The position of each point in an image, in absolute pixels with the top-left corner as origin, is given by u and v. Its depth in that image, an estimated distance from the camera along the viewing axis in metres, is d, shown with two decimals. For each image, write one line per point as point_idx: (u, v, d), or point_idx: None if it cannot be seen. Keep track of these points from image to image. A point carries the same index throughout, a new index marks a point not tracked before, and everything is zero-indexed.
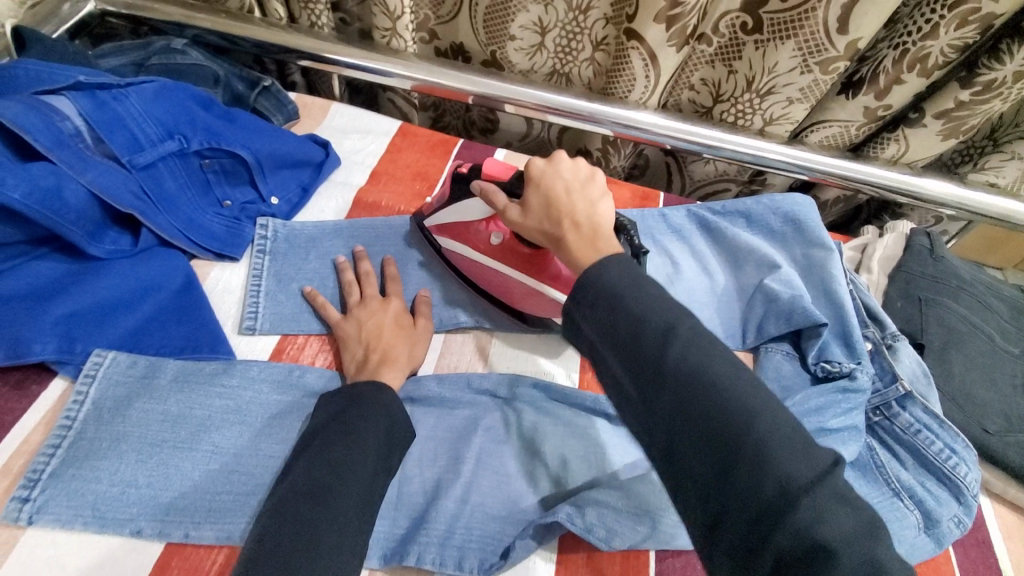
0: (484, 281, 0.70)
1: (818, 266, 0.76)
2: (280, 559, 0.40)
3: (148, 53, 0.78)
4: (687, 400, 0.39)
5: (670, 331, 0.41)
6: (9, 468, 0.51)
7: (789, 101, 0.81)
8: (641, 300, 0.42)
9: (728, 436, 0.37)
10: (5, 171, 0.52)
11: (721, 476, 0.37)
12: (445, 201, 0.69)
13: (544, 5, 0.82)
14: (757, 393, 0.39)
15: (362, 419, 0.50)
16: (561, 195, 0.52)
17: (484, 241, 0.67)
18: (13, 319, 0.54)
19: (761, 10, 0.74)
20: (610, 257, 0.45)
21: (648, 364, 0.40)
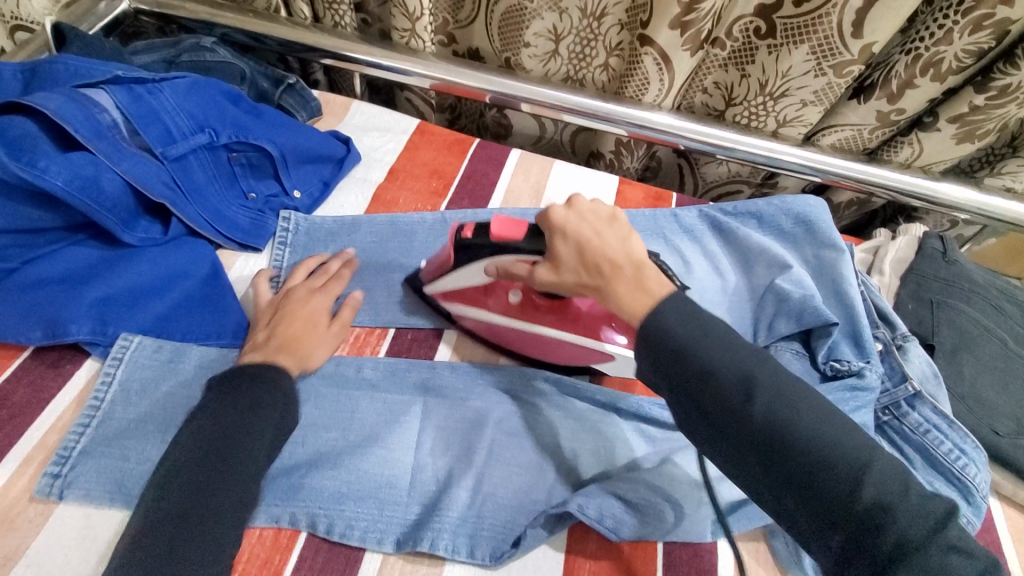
0: (504, 339, 0.67)
1: (829, 266, 0.77)
2: (158, 537, 0.42)
3: (179, 50, 0.81)
4: (784, 453, 0.42)
5: (753, 385, 0.43)
6: (44, 443, 0.54)
7: (803, 104, 0.82)
8: (723, 358, 0.44)
9: (835, 486, 0.40)
10: (48, 158, 0.55)
11: (832, 522, 0.40)
12: (448, 268, 0.64)
13: (559, 13, 0.83)
14: (851, 438, 0.42)
15: (254, 401, 0.51)
16: (592, 240, 0.51)
17: (503, 303, 0.65)
18: (50, 300, 0.57)
19: (776, 15, 0.75)
20: (665, 307, 0.47)
21: (738, 422, 0.43)
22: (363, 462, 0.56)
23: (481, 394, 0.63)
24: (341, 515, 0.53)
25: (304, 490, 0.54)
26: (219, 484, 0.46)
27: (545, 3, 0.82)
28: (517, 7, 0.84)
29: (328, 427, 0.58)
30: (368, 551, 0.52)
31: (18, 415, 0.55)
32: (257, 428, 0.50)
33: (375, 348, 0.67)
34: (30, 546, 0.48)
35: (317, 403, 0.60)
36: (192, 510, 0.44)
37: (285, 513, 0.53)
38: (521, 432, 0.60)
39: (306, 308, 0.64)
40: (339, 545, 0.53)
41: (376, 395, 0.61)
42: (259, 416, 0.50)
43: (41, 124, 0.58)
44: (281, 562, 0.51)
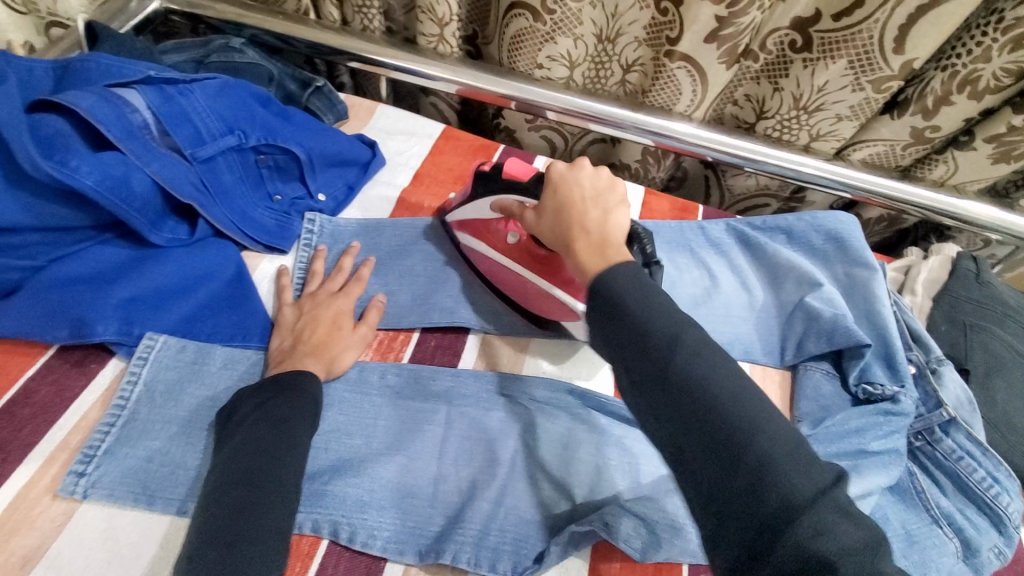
0: (501, 282, 0.70)
1: (861, 285, 0.75)
2: (216, 545, 0.42)
3: (208, 51, 0.81)
4: (689, 409, 0.39)
5: (675, 340, 0.41)
6: (67, 443, 0.53)
7: (837, 118, 0.81)
8: (646, 308, 0.43)
9: (728, 448, 0.37)
10: (76, 155, 0.55)
11: (721, 484, 0.37)
12: (466, 200, 0.70)
13: (573, 38, 0.82)
14: (760, 408, 0.39)
15: (289, 406, 0.51)
16: (576, 201, 0.54)
17: (501, 241, 0.68)
18: (76, 300, 0.57)
19: (813, 29, 0.74)
20: (617, 270, 0.46)
21: (651, 374, 0.41)
22: (385, 471, 0.55)
23: (505, 405, 0.62)
24: (363, 524, 0.52)
25: (326, 497, 0.53)
26: (261, 498, 0.45)
27: (557, 26, 0.80)
28: (528, 30, 0.82)
29: (351, 434, 0.58)
30: (389, 561, 0.52)
31: (43, 412, 0.55)
32: (293, 441, 0.49)
33: (399, 353, 0.66)
34: (52, 546, 0.48)
35: (341, 409, 0.59)
36: (241, 524, 0.43)
37: (307, 520, 0.52)
38: (545, 445, 0.59)
39: (327, 311, 0.64)
40: (360, 555, 0.52)
41: (399, 402, 0.61)
42: (292, 427, 0.50)
43: (73, 123, 0.58)
44: (302, 569, 0.50)
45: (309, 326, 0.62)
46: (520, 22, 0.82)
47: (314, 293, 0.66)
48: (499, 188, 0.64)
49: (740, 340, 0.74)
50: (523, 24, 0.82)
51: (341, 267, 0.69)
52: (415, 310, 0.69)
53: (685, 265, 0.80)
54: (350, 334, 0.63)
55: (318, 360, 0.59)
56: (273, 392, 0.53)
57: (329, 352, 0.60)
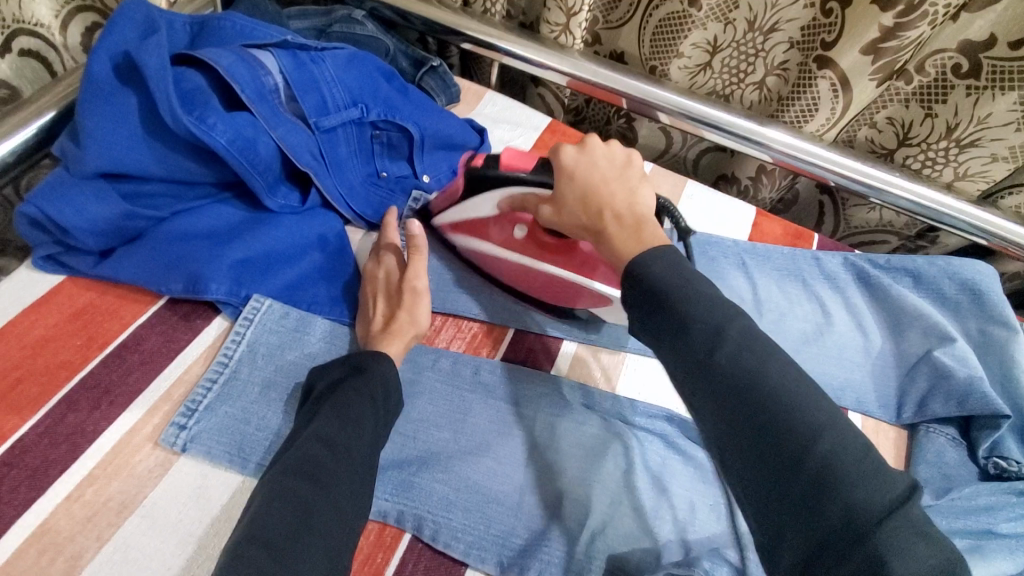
0: (517, 279, 0.65)
1: (997, 346, 0.68)
2: (271, 541, 0.38)
3: (331, 20, 0.80)
4: (736, 405, 0.37)
5: (721, 335, 0.39)
6: (170, 395, 0.54)
7: (992, 158, 0.73)
8: (689, 300, 0.40)
9: (786, 449, 0.35)
10: (216, 114, 0.56)
11: (778, 488, 0.35)
12: (455, 199, 0.66)
13: (724, 24, 0.76)
14: (817, 403, 0.36)
15: (355, 394, 0.49)
16: (605, 183, 0.50)
17: (505, 236, 0.63)
18: (196, 256, 0.58)
19: (984, 55, 0.66)
20: (655, 260, 0.43)
21: (697, 372, 0.39)
22: (473, 471, 0.54)
23: (598, 420, 0.59)
24: (447, 524, 0.50)
25: (413, 489, 0.52)
26: (322, 497, 0.42)
27: (712, 13, 0.75)
28: (679, 14, 0.77)
29: (440, 426, 0.56)
30: (470, 567, 0.50)
31: (149, 362, 0.55)
32: (360, 434, 0.47)
33: (491, 349, 0.64)
34: (148, 496, 0.49)
35: (432, 399, 0.58)
36: (298, 523, 0.40)
37: (392, 509, 0.51)
38: (636, 472, 0.56)
39: (380, 278, 0.61)
40: (441, 555, 0.50)
41: (490, 401, 0.59)
42: (362, 420, 0.47)
43: (208, 79, 0.59)
44: (384, 561, 0.49)
45: (371, 299, 0.60)
46: (671, 5, 0.77)
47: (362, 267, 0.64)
48: (499, 178, 0.59)
49: (854, 387, 0.68)
50: (675, 7, 0.77)
51: (385, 229, 0.65)
52: (509, 308, 0.66)
53: (796, 296, 0.74)
54: (419, 307, 0.59)
55: (397, 340, 0.56)
56: (349, 374, 0.51)
57: (399, 327, 0.57)
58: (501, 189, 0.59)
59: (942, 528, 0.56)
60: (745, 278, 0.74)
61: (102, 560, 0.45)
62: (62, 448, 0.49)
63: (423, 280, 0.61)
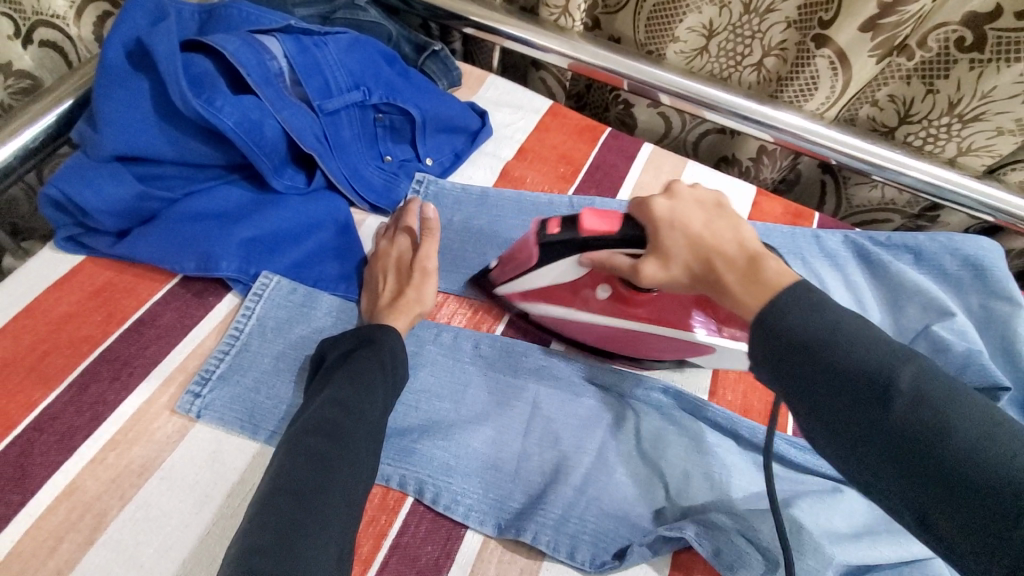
0: (597, 336, 0.63)
1: (998, 321, 0.68)
2: (296, 491, 0.41)
3: (334, 7, 0.82)
4: (922, 460, 0.34)
5: (890, 383, 0.36)
6: (185, 366, 0.57)
7: (998, 132, 0.72)
8: (845, 349, 0.38)
9: (1001, 518, 0.31)
10: (223, 98, 0.58)
11: (995, 544, 0.31)
12: (528, 269, 0.58)
13: (719, 7, 0.76)
14: (1022, 455, 0.32)
15: (368, 361, 0.51)
16: (703, 229, 0.47)
17: (591, 301, 0.60)
18: (207, 236, 0.61)
19: (989, 26, 0.65)
20: (790, 297, 0.41)
21: (869, 420, 0.36)
22: (472, 438, 0.56)
23: (595, 392, 0.60)
24: (447, 488, 0.53)
25: (415, 455, 0.54)
26: (341, 454, 0.44)
27: None
28: None
29: (441, 397, 0.58)
30: (469, 529, 0.52)
31: (165, 335, 0.58)
32: (373, 399, 0.49)
33: (491, 325, 0.66)
34: (166, 460, 0.52)
35: (433, 370, 0.60)
36: (319, 475, 0.42)
37: (394, 474, 0.53)
38: (632, 442, 0.57)
39: (391, 256, 0.63)
40: (442, 518, 0.52)
41: (490, 373, 0.60)
42: (374, 383, 0.50)
43: (217, 64, 0.61)
44: (387, 522, 0.51)
45: (382, 273, 0.63)
46: None
47: (377, 244, 0.66)
48: (579, 244, 0.53)
49: None
50: None
51: (405, 213, 0.67)
52: None
53: (795, 273, 0.75)
54: (426, 286, 0.62)
55: (402, 316, 0.59)
56: (359, 345, 0.54)
57: (406, 303, 0.60)
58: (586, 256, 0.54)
59: None
60: None
61: (125, 517, 0.48)
62: (86, 415, 0.52)
63: (435, 261, 0.64)
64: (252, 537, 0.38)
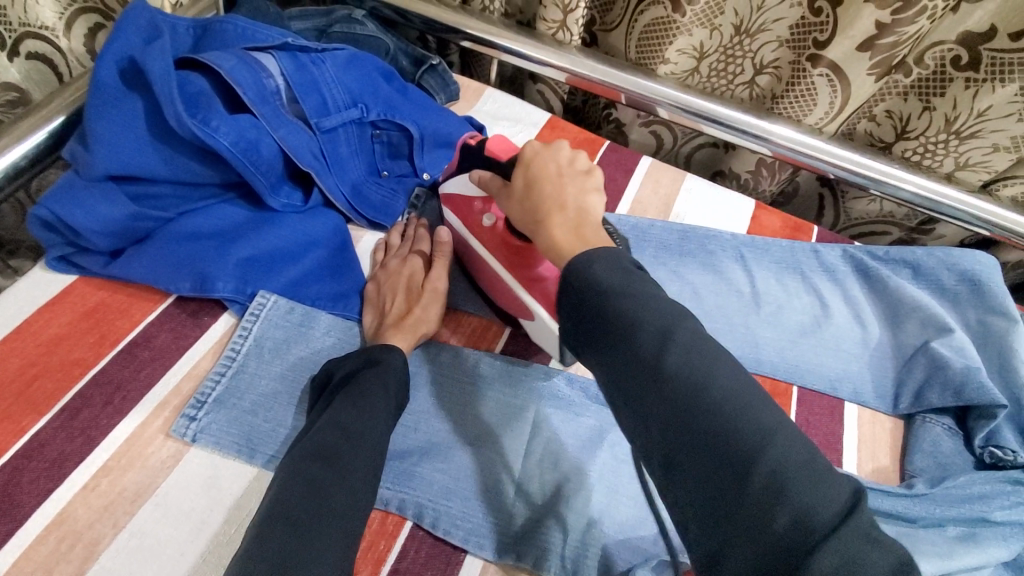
0: (477, 267, 0.65)
1: (996, 337, 0.68)
2: (292, 520, 0.40)
3: (331, 20, 0.81)
4: (684, 413, 0.35)
5: (668, 339, 0.37)
6: (179, 389, 0.56)
7: (994, 149, 0.73)
8: (636, 304, 0.39)
9: (734, 467, 0.33)
10: (219, 118, 0.57)
11: (716, 496, 0.33)
12: (455, 170, 0.66)
13: (709, 30, 0.77)
14: (761, 407, 0.35)
15: (372, 385, 0.51)
16: (551, 179, 0.49)
17: (478, 222, 0.63)
18: (202, 255, 0.60)
19: (984, 46, 0.66)
20: (600, 255, 0.41)
21: (642, 383, 0.37)
22: (473, 461, 0.55)
23: (596, 411, 0.60)
24: (447, 511, 0.52)
25: (414, 478, 0.53)
26: (337, 477, 0.43)
27: (696, 18, 0.76)
28: (664, 19, 0.77)
29: (441, 417, 0.58)
30: (469, 554, 0.51)
31: (159, 357, 0.57)
32: (375, 423, 0.48)
33: (491, 343, 0.65)
34: (161, 486, 0.51)
35: (433, 390, 0.59)
36: (316, 503, 0.41)
37: (393, 498, 0.52)
38: (632, 462, 0.57)
39: (402, 276, 0.64)
40: (442, 543, 0.52)
41: (489, 393, 0.60)
42: (378, 407, 0.49)
43: (211, 82, 0.61)
44: (386, 548, 0.51)
45: (391, 293, 0.63)
46: (656, 11, 0.77)
47: (386, 261, 0.66)
48: (483, 162, 0.59)
49: (851, 379, 0.69)
50: (660, 13, 0.77)
51: (419, 236, 0.68)
52: None
53: (795, 290, 0.75)
54: (433, 307, 0.63)
55: (406, 335, 0.59)
56: (364, 368, 0.53)
57: (410, 322, 0.60)
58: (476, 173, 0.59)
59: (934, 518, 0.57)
60: (743, 270, 0.75)
61: (119, 546, 0.47)
62: (78, 441, 0.51)
63: (445, 284, 0.65)
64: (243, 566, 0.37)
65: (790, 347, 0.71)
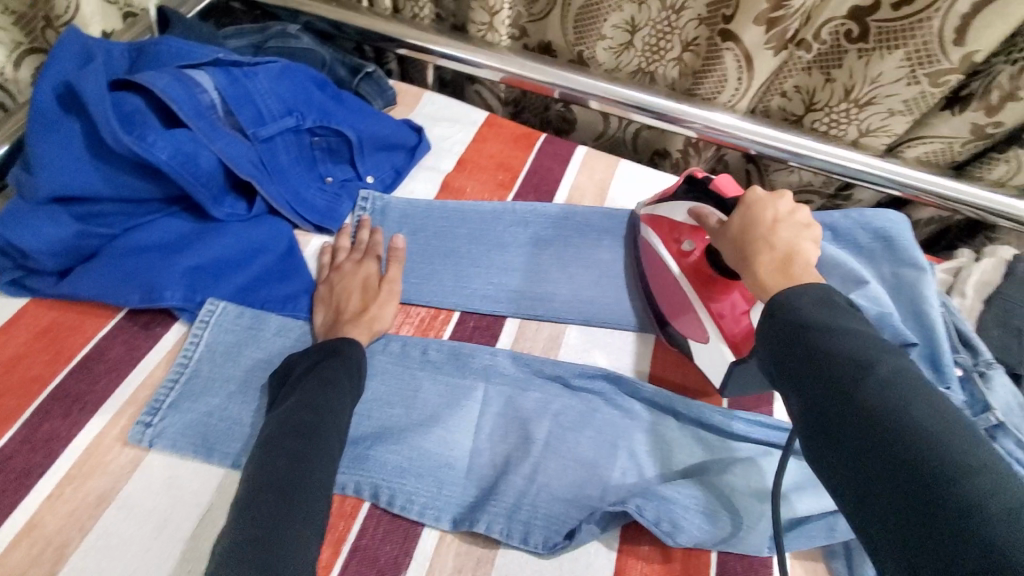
0: (666, 296, 0.69)
1: (908, 285, 0.74)
2: (274, 486, 0.43)
3: (266, 36, 0.84)
4: (870, 434, 0.35)
5: (864, 368, 0.38)
6: (135, 397, 0.58)
7: (890, 113, 0.78)
8: (837, 335, 0.40)
9: (928, 491, 0.32)
10: (155, 134, 0.60)
11: (907, 519, 0.32)
12: (664, 200, 0.69)
13: (637, 4, 0.81)
14: (970, 446, 0.33)
15: (334, 369, 0.54)
16: (767, 222, 0.53)
17: (676, 251, 0.67)
18: (150, 268, 0.62)
19: (870, 18, 0.72)
20: (803, 287, 0.45)
21: (839, 392, 0.38)
22: (424, 440, 0.58)
23: (541, 384, 0.63)
24: (401, 489, 0.55)
25: (369, 461, 0.56)
26: (310, 448, 0.47)
27: None
28: None
29: (393, 403, 0.61)
30: (426, 526, 0.54)
31: (113, 370, 0.59)
32: (339, 400, 0.51)
33: (439, 331, 0.69)
34: (122, 490, 0.52)
35: (383, 379, 0.62)
36: (293, 471, 0.45)
37: (350, 481, 0.55)
38: (578, 427, 0.60)
39: (356, 277, 0.67)
40: (399, 519, 0.54)
41: (439, 376, 0.63)
42: (343, 388, 0.53)
43: (147, 100, 0.63)
44: (345, 528, 0.53)
45: (345, 292, 0.65)
46: None
47: (337, 263, 0.69)
48: (700, 194, 0.63)
49: None
50: None
51: (370, 240, 0.72)
52: (455, 292, 0.71)
53: None
54: (389, 305, 0.66)
55: (364, 327, 0.63)
56: (324, 356, 0.56)
57: (361, 320, 0.63)
58: (694, 202, 0.64)
59: None
60: None
61: (86, 547, 0.49)
62: (40, 453, 0.53)
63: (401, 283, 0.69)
64: (244, 531, 0.40)
65: None
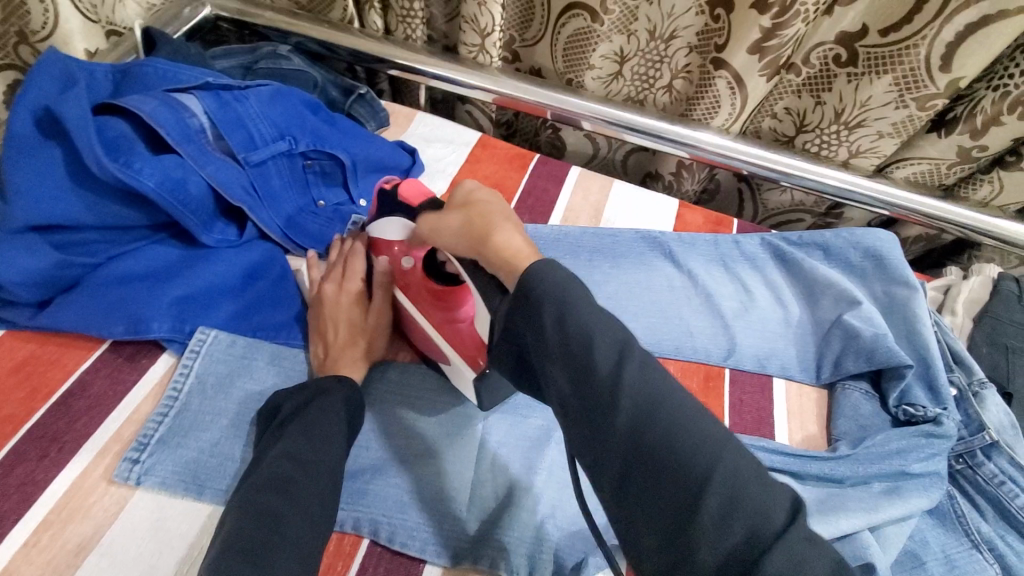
0: (407, 317, 0.64)
1: (900, 303, 0.75)
2: (243, 550, 0.40)
3: (256, 57, 0.83)
4: (636, 432, 0.36)
5: (622, 358, 0.37)
6: (120, 434, 0.55)
7: (879, 135, 0.80)
8: (587, 315, 0.38)
9: (685, 484, 0.35)
10: (139, 159, 0.58)
11: (669, 510, 0.35)
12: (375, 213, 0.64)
13: (626, 36, 0.82)
14: (708, 424, 0.36)
15: (321, 412, 0.51)
16: (484, 203, 0.48)
17: (399, 267, 0.62)
18: (136, 298, 0.60)
19: (859, 43, 0.73)
20: (546, 261, 0.41)
21: (592, 410, 0.37)
22: (424, 472, 0.56)
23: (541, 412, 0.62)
24: (402, 525, 0.53)
25: (368, 496, 0.54)
26: (289, 505, 0.44)
27: (615, 27, 0.82)
28: (585, 30, 0.83)
29: (391, 434, 0.59)
30: (427, 563, 0.52)
31: (96, 405, 0.56)
32: (328, 449, 0.49)
33: None
34: (106, 534, 0.50)
35: (381, 409, 0.61)
36: (266, 534, 0.42)
37: (348, 518, 0.53)
38: None
39: (341, 308, 0.63)
40: (400, 556, 0.53)
41: (437, 405, 0.62)
42: (330, 434, 0.50)
43: (133, 125, 0.61)
44: (343, 568, 0.51)
45: (332, 326, 0.62)
46: (578, 22, 0.83)
47: (322, 288, 0.65)
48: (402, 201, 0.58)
49: (778, 356, 0.74)
50: (580, 25, 0.83)
51: (353, 256, 0.66)
52: None
53: (720, 278, 0.80)
54: (382, 337, 0.64)
55: (357, 355, 0.60)
56: (314, 397, 0.54)
57: (354, 349, 0.61)
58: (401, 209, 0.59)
59: (865, 476, 0.62)
60: (675, 267, 0.80)
61: None
62: (14, 498, 0.50)
63: (389, 314, 0.64)
64: None
65: (721, 333, 0.76)
